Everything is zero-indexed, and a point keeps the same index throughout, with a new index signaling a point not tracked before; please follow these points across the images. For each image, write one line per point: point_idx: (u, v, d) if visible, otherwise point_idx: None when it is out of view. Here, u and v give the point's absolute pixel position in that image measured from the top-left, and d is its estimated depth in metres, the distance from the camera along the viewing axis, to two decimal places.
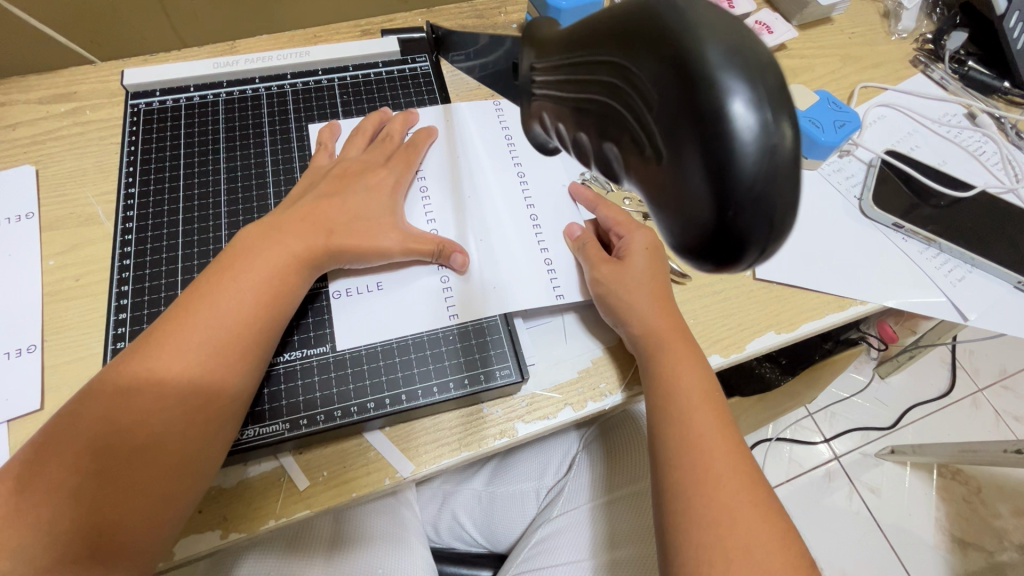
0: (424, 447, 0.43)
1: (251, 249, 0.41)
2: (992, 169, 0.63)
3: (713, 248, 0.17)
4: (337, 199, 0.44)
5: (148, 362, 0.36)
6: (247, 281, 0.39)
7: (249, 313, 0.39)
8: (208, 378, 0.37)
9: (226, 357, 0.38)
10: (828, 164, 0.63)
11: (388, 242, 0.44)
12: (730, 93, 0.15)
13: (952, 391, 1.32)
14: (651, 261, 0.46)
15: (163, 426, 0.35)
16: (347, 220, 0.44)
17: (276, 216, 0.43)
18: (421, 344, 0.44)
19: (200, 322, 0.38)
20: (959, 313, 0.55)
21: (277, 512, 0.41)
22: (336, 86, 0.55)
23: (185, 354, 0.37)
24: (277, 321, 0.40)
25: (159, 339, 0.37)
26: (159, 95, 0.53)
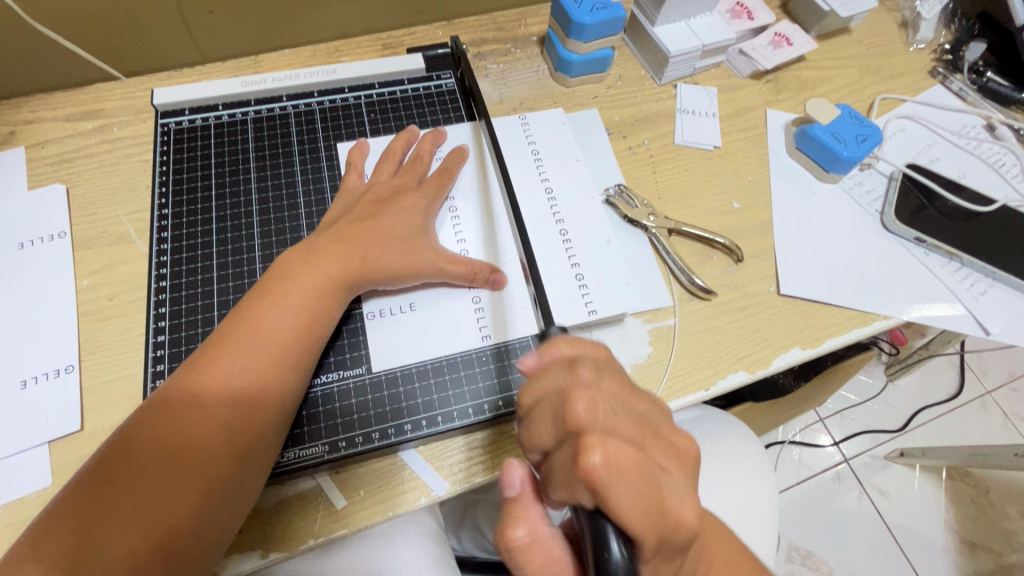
0: (459, 465, 0.44)
1: (292, 272, 0.41)
2: (1011, 182, 0.64)
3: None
4: (375, 221, 0.44)
5: (194, 391, 0.37)
6: (286, 308, 0.40)
7: (291, 336, 0.39)
8: (249, 405, 0.38)
9: (270, 379, 0.38)
10: (850, 177, 0.63)
11: (422, 263, 0.44)
12: (608, 540, 0.30)
13: (961, 393, 1.32)
14: (631, 499, 0.30)
15: (208, 452, 0.36)
16: (383, 242, 0.44)
17: (312, 239, 0.43)
18: (455, 365, 0.44)
19: (240, 349, 0.38)
20: (980, 327, 0.56)
21: (316, 531, 0.42)
22: (362, 103, 0.55)
23: (232, 375, 0.38)
24: (313, 346, 0.40)
25: (208, 359, 0.38)
26: (188, 114, 0.53)
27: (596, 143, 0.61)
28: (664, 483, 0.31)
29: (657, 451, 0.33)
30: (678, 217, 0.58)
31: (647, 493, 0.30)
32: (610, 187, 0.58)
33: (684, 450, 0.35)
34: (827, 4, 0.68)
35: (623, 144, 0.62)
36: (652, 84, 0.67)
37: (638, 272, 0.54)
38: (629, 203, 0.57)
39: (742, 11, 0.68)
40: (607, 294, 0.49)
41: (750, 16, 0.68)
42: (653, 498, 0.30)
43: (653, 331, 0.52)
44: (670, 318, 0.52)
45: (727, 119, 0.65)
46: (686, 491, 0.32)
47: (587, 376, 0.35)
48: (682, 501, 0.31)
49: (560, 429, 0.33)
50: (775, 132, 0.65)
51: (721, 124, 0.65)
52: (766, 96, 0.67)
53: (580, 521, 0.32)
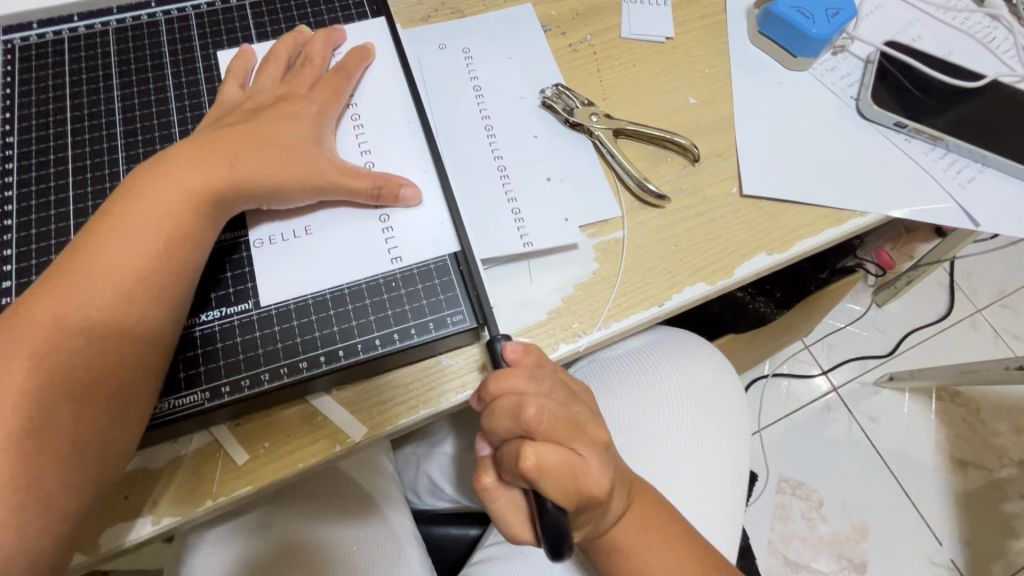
0: (376, 409, 0.39)
1: (141, 193, 0.34)
2: (1002, 57, 0.56)
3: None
4: (250, 129, 0.37)
5: (23, 332, 0.30)
6: (141, 231, 0.33)
7: (150, 269, 0.33)
8: (99, 345, 0.31)
9: (126, 324, 0.32)
10: (821, 63, 0.55)
11: (310, 176, 0.37)
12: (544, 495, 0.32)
13: (950, 314, 1.29)
14: (559, 485, 0.32)
15: (49, 403, 0.30)
16: (257, 153, 0.36)
17: (171, 152, 0.36)
18: (359, 292, 0.38)
19: (83, 281, 0.32)
20: (968, 218, 0.50)
21: (215, 491, 0.36)
22: (246, 5, 0.47)
23: (76, 319, 0.31)
24: (177, 274, 0.34)
25: (43, 300, 0.31)
26: (36, 28, 0.45)
27: (530, 41, 0.53)
28: (586, 473, 0.33)
29: (580, 440, 0.34)
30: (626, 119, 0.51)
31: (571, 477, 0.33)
32: (546, 88, 0.51)
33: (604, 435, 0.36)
34: None
35: (562, 41, 0.54)
36: None
37: (580, 183, 0.47)
38: (570, 105, 0.50)
39: None
40: (543, 215, 0.45)
41: None
42: (575, 480, 0.33)
43: (599, 246, 0.45)
44: (618, 231, 0.46)
45: (682, 6, 0.57)
46: (603, 472, 0.34)
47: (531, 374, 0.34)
48: (597, 478, 0.33)
49: (510, 428, 0.33)
50: (736, 18, 0.57)
51: (674, 13, 0.57)
52: None
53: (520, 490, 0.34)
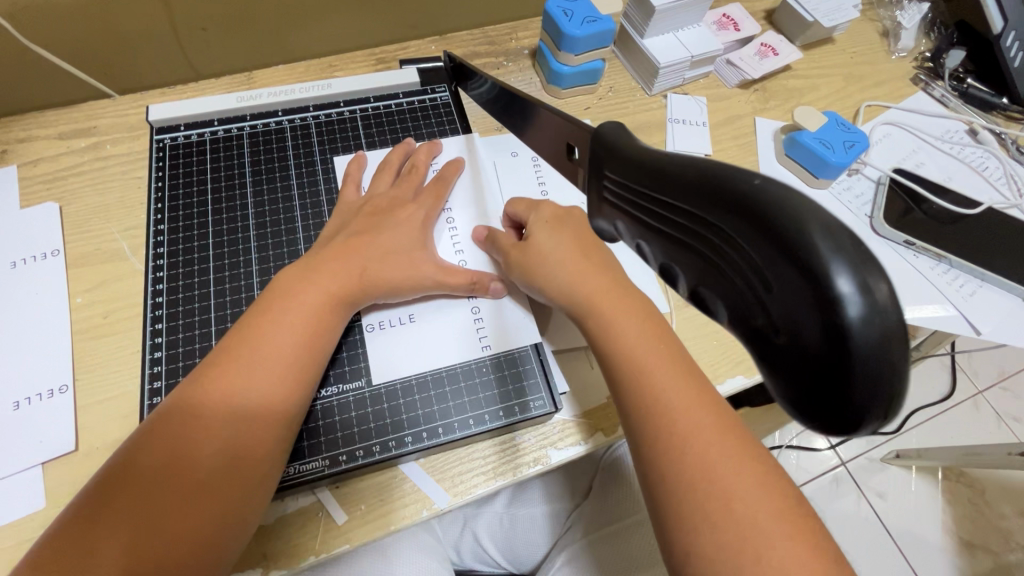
0: (460, 478, 0.44)
1: (293, 292, 0.41)
2: (994, 185, 0.65)
3: (822, 412, 0.18)
4: (372, 237, 0.45)
5: (200, 411, 0.36)
6: (294, 326, 0.40)
7: (296, 360, 0.39)
8: (258, 422, 0.37)
9: (274, 409, 0.38)
10: (838, 182, 0.64)
11: (421, 275, 0.45)
12: (835, 273, 0.17)
13: (953, 394, 1.34)
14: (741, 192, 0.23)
15: (218, 473, 0.36)
16: (382, 257, 0.44)
17: (312, 258, 0.43)
18: (454, 376, 0.45)
19: (247, 369, 0.38)
20: (971, 327, 0.57)
21: (317, 548, 0.41)
22: (358, 117, 0.56)
23: (236, 405, 0.37)
24: (316, 362, 0.41)
25: (211, 385, 0.37)
26: (183, 129, 0.53)
27: None
28: None
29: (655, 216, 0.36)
30: None
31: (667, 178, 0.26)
32: None
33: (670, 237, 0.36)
34: (810, 15, 0.70)
35: None
36: (642, 94, 0.68)
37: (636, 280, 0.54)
38: None
39: (729, 22, 0.69)
40: None
41: (737, 27, 0.69)
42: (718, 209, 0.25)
43: None
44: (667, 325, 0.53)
45: (717, 127, 0.66)
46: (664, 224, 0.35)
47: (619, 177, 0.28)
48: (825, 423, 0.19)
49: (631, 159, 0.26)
50: (765, 140, 0.66)
51: (711, 132, 0.66)
52: (754, 105, 0.69)
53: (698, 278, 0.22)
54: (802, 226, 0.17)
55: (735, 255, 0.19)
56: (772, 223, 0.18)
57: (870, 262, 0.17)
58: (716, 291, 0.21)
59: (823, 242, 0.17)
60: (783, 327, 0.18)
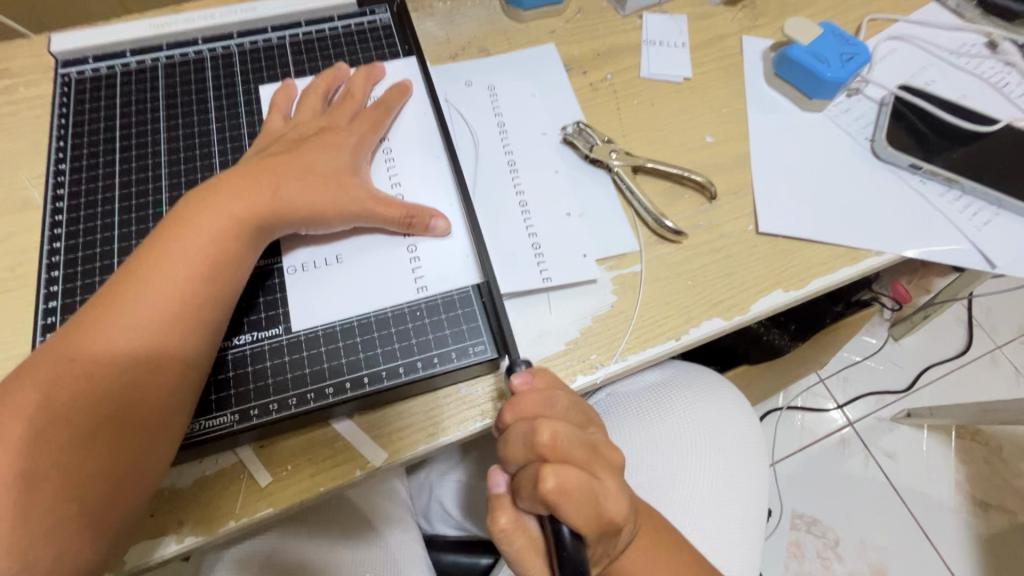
0: (395, 436, 0.39)
1: (189, 216, 0.36)
2: (1016, 101, 0.58)
3: None
4: (289, 163, 0.40)
5: (81, 348, 0.32)
6: (191, 259, 0.35)
7: (189, 287, 0.35)
8: (152, 362, 0.33)
9: (167, 339, 0.34)
10: (835, 105, 0.57)
11: (346, 207, 0.39)
12: None
13: (969, 349, 1.27)
14: (578, 508, 0.32)
15: (103, 415, 0.32)
16: (298, 183, 0.39)
17: (217, 181, 0.38)
18: (384, 321, 0.40)
19: (137, 302, 0.34)
20: (985, 259, 0.50)
21: (238, 513, 0.37)
22: (288, 44, 0.50)
23: (122, 337, 0.33)
24: (223, 298, 0.36)
25: (97, 317, 0.33)
26: (91, 62, 0.48)
27: (555, 82, 0.56)
28: (606, 496, 0.34)
29: (599, 465, 0.35)
30: (645, 156, 0.52)
31: (591, 507, 0.33)
32: (568, 125, 0.52)
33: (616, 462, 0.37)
34: None
35: (583, 80, 0.56)
36: (614, 15, 0.61)
37: (600, 218, 0.49)
38: (589, 142, 0.52)
39: None
40: (562, 261, 0.45)
41: None
42: (595, 505, 0.33)
43: (617, 279, 0.46)
44: (636, 265, 0.47)
45: (699, 48, 0.59)
46: (619, 495, 0.35)
47: (553, 403, 0.35)
48: (615, 502, 0.34)
49: (525, 454, 0.33)
50: (753, 60, 0.59)
51: (691, 54, 0.59)
52: (742, 23, 0.61)
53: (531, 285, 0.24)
54: None
55: None
56: None
57: None
58: None
59: None
60: None
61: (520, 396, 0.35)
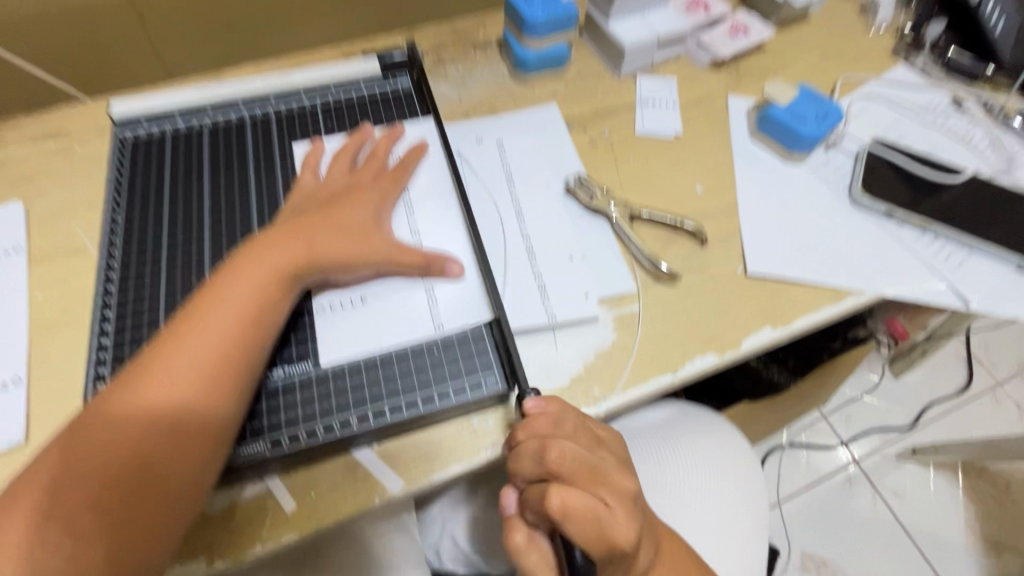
0: (411, 463, 0.42)
1: (239, 267, 0.41)
2: (981, 154, 0.63)
3: None
4: (323, 216, 0.44)
5: (141, 387, 0.36)
6: (234, 310, 0.39)
7: (237, 331, 0.39)
8: (199, 399, 0.37)
9: (217, 378, 0.37)
10: (815, 157, 0.62)
11: (371, 254, 0.44)
12: None
13: (971, 386, 1.28)
14: (581, 530, 0.36)
15: (160, 448, 0.35)
16: (331, 235, 0.43)
17: (261, 236, 0.43)
18: (404, 357, 0.44)
19: (191, 344, 0.37)
20: (959, 298, 0.54)
21: (265, 537, 0.40)
22: (319, 107, 0.56)
23: (176, 377, 0.36)
24: (264, 343, 0.40)
25: (155, 358, 0.37)
26: (145, 125, 0.54)
27: (558, 138, 0.61)
28: (613, 524, 0.36)
29: (607, 491, 0.37)
30: (641, 204, 0.57)
31: (593, 533, 0.36)
32: (570, 177, 0.57)
33: (630, 488, 0.38)
34: None
35: (584, 136, 0.62)
36: (611, 77, 0.67)
37: (600, 262, 0.53)
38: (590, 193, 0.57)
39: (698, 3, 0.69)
40: (565, 302, 0.50)
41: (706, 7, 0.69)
42: (598, 529, 0.35)
43: (616, 318, 0.50)
44: (634, 304, 0.51)
45: (688, 107, 0.65)
46: (629, 524, 0.36)
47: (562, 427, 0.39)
48: (623, 529, 0.36)
49: (533, 470, 0.37)
50: (738, 117, 0.64)
51: (681, 113, 0.65)
52: (726, 83, 0.67)
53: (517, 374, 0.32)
54: None
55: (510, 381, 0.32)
56: None
57: None
58: None
59: None
60: None
61: (530, 418, 0.39)
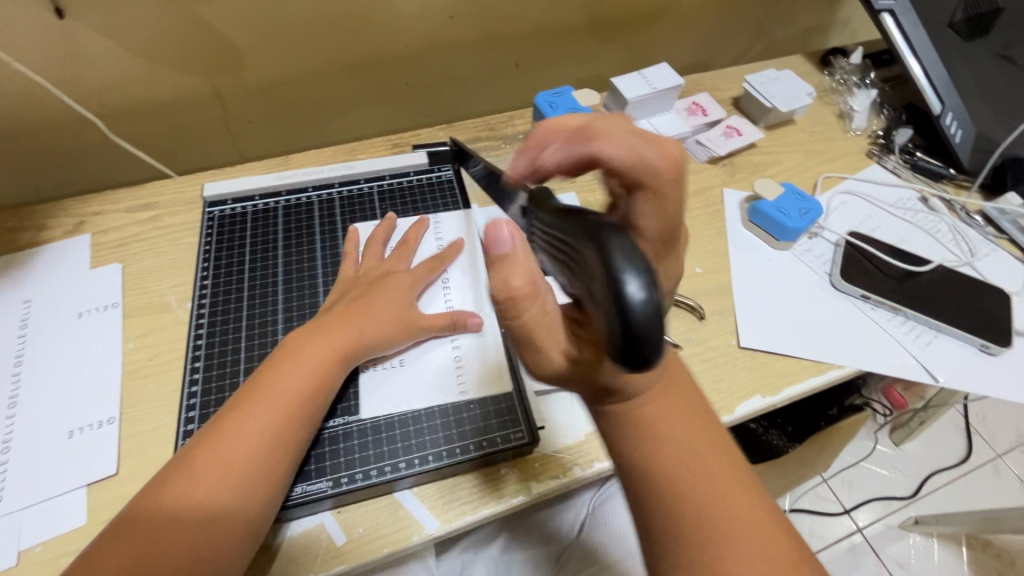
0: (446, 506, 0.49)
1: (298, 351, 0.48)
2: (946, 245, 0.72)
3: (624, 351, 0.26)
4: (368, 307, 0.52)
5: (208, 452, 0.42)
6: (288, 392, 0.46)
7: (292, 403, 0.46)
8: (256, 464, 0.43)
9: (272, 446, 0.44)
10: (800, 245, 0.71)
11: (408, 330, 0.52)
12: (624, 279, 0.25)
13: (970, 457, 1.32)
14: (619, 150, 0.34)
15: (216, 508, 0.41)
16: (374, 315, 0.51)
17: (317, 322, 0.51)
18: (445, 412, 0.51)
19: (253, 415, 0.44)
20: (929, 373, 0.61)
21: (318, 566, 0.46)
22: (375, 192, 0.66)
23: (238, 443, 0.43)
24: (309, 420, 0.46)
25: (221, 427, 0.44)
26: (230, 203, 0.64)
27: None
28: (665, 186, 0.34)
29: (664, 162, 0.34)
30: None
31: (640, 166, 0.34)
32: None
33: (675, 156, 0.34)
34: (769, 102, 0.81)
35: None
36: None
37: None
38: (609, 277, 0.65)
39: (697, 108, 0.81)
40: None
41: (705, 112, 0.81)
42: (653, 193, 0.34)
43: None
44: None
45: (689, 197, 0.75)
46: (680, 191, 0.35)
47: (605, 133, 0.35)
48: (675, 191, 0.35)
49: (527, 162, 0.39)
50: (732, 208, 0.74)
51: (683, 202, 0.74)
52: (722, 177, 0.78)
53: (585, 253, 0.29)
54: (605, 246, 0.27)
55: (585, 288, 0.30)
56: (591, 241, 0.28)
57: (647, 270, 0.26)
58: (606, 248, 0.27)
59: (619, 258, 0.26)
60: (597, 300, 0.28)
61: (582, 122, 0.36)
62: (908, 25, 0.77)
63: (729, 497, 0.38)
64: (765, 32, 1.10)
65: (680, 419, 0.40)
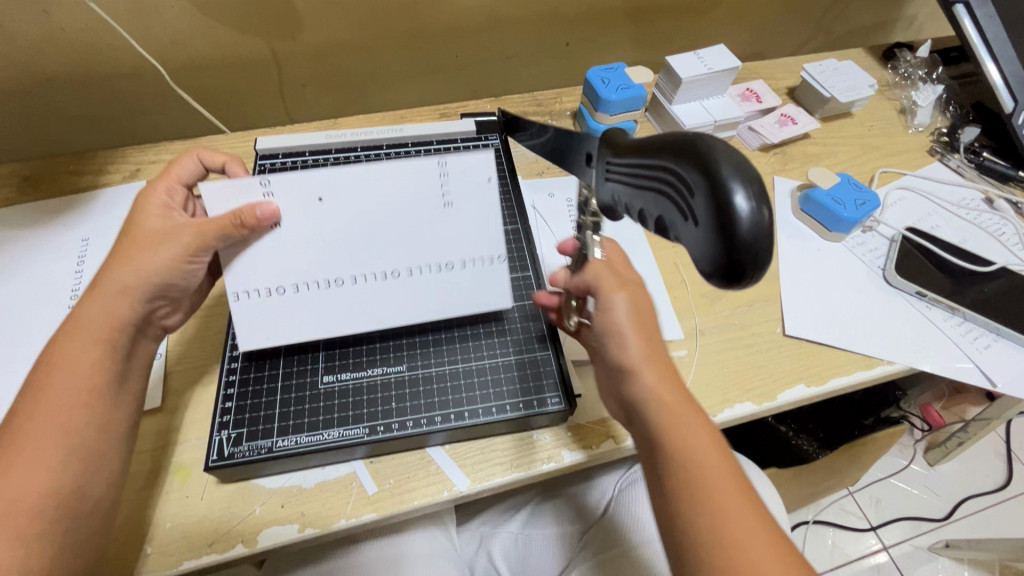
0: (478, 465, 0.49)
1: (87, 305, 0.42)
2: (1010, 248, 0.69)
3: (723, 264, 0.28)
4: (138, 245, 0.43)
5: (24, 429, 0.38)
6: (49, 416, 0.38)
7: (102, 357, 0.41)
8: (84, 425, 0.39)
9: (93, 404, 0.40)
10: (853, 238, 0.69)
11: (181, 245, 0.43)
12: (734, 192, 0.27)
13: (1010, 485, 1.25)
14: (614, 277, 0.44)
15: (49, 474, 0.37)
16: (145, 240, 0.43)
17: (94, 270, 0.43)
18: (483, 371, 0.51)
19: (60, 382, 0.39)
20: (986, 378, 0.58)
21: (348, 512, 0.46)
22: (422, 156, 0.67)
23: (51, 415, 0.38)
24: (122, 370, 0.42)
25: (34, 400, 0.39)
26: (280, 157, 0.65)
27: None
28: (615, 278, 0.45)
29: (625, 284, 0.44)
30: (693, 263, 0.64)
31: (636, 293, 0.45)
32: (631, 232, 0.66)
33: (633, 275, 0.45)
34: (827, 91, 0.78)
35: None
36: None
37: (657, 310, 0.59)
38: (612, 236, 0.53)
39: (751, 95, 0.78)
40: None
41: (759, 99, 0.78)
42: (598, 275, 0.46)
43: None
44: (681, 350, 0.57)
45: None
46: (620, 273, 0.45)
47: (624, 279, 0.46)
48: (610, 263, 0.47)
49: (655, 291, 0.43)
50: (783, 196, 0.72)
51: None
52: (774, 166, 0.76)
53: (670, 176, 0.30)
54: (712, 161, 0.28)
55: (671, 206, 0.31)
56: (692, 156, 0.29)
57: (756, 188, 0.28)
58: (707, 165, 0.28)
59: (728, 173, 0.27)
60: (692, 217, 0.29)
61: None
62: (983, 18, 0.72)
63: (735, 498, 0.36)
64: (825, 25, 1.06)
65: (690, 424, 0.39)
